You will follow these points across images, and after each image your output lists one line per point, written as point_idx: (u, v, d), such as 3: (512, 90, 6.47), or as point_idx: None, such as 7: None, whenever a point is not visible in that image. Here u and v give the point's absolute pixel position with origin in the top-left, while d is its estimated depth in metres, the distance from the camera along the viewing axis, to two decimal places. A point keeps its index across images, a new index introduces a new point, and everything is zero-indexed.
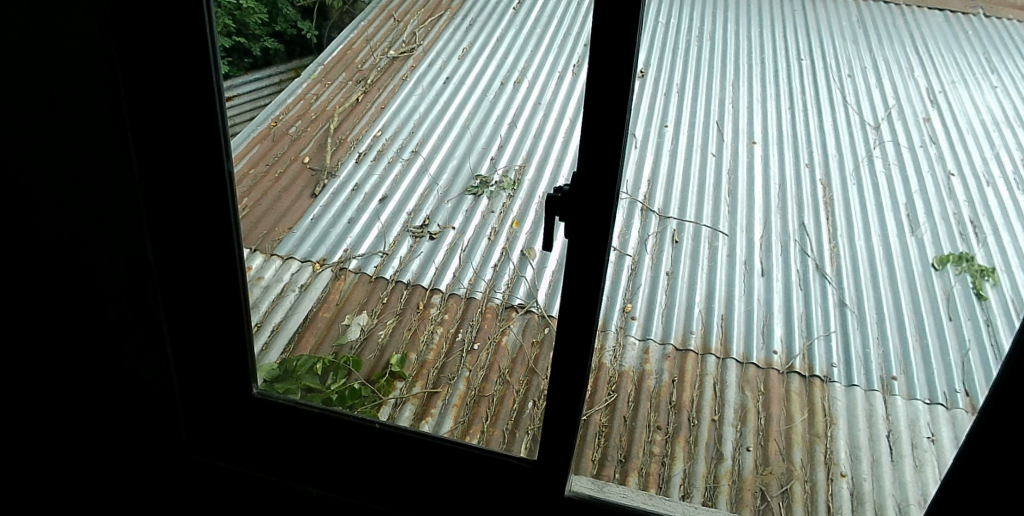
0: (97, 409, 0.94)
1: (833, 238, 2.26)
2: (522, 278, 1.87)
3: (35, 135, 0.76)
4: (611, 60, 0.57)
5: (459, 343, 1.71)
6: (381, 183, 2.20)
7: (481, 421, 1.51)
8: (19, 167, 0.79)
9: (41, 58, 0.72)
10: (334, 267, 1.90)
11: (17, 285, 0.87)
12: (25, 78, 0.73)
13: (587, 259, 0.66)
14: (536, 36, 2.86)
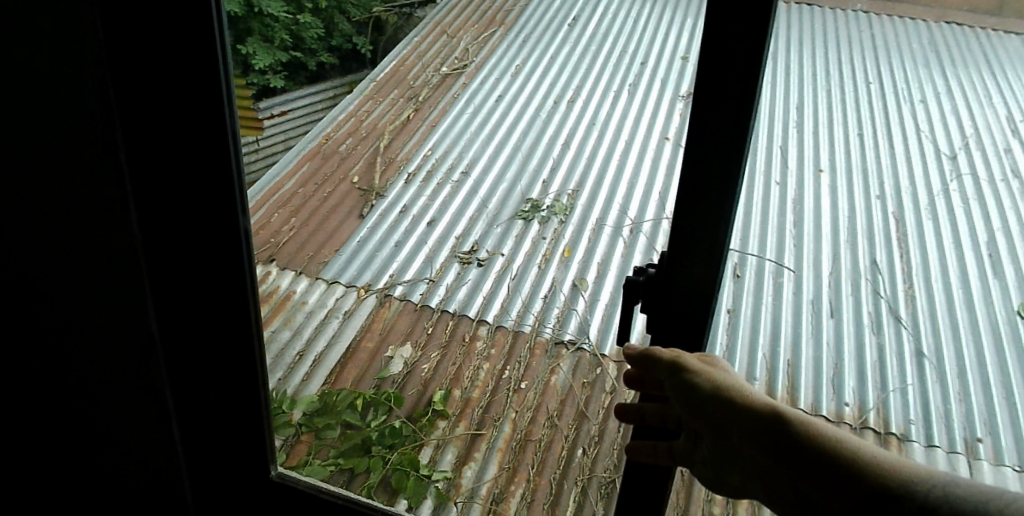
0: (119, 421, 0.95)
1: (907, 278, 2.09)
2: (574, 311, 1.77)
3: (57, 155, 0.76)
4: (715, 154, 0.57)
5: (504, 382, 1.61)
6: (430, 205, 2.13)
7: (526, 469, 1.40)
8: (41, 185, 0.79)
9: (67, 79, 0.72)
10: (379, 293, 1.84)
11: (38, 304, 0.87)
12: (52, 100, 0.73)
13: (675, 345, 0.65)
14: (591, 53, 2.77)
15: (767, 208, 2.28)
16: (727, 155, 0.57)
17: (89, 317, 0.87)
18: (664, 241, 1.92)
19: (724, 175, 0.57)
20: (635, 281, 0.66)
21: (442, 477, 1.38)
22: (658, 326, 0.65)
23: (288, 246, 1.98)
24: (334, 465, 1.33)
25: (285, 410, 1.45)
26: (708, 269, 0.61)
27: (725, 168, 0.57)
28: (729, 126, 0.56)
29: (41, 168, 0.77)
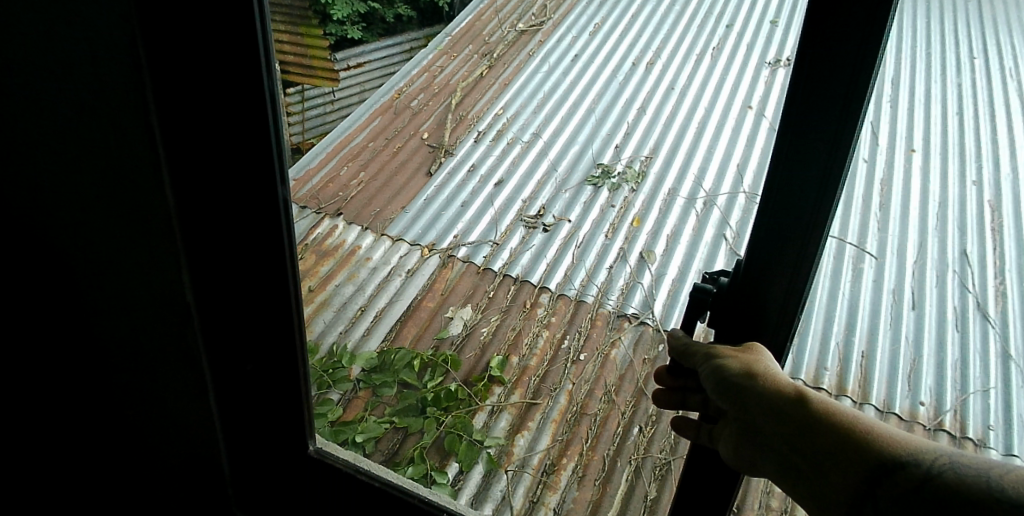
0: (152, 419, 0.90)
1: (1001, 271, 1.89)
2: (639, 284, 1.70)
3: (76, 145, 0.68)
4: (811, 154, 0.50)
5: (564, 350, 1.58)
6: (498, 166, 2.09)
7: (580, 442, 1.38)
8: (60, 175, 0.71)
9: (84, 64, 0.63)
10: (442, 253, 1.82)
11: (65, 297, 0.81)
12: (68, 84, 0.65)
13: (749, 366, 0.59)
14: (673, 11, 2.62)
15: (857, 186, 2.10)
16: (828, 157, 0.49)
17: (127, 316, 0.80)
18: (740, 216, 1.82)
19: (819, 180, 0.50)
20: (704, 293, 0.59)
21: (494, 443, 1.38)
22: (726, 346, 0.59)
23: (354, 201, 1.99)
24: (389, 423, 1.39)
25: (346, 363, 1.51)
26: (791, 287, 0.54)
27: (820, 172, 0.50)
28: (830, 124, 0.48)
29: (73, 155, 0.69)
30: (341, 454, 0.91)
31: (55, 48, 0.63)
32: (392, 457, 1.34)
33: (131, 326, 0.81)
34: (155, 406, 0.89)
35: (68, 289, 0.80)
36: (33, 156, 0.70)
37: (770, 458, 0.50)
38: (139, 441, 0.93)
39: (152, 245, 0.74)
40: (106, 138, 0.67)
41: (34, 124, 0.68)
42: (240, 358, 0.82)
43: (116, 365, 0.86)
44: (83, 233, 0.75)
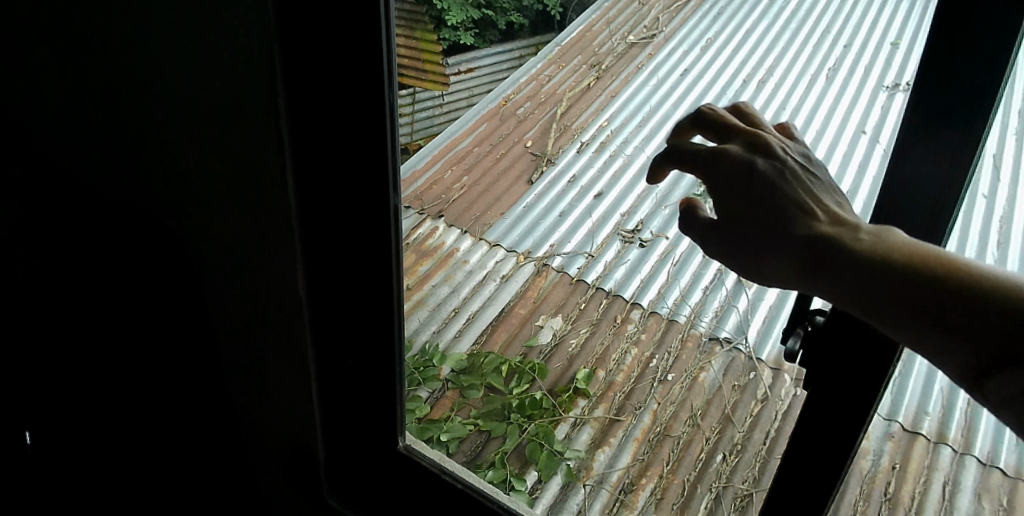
0: (277, 381, 1.05)
1: None
2: (734, 308, 1.62)
3: (231, 137, 0.82)
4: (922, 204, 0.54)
5: (651, 370, 1.58)
6: (598, 177, 2.08)
7: (660, 465, 1.36)
8: (219, 165, 0.85)
9: (240, 71, 0.76)
10: (537, 262, 1.88)
11: (220, 270, 0.97)
12: (229, 90, 0.78)
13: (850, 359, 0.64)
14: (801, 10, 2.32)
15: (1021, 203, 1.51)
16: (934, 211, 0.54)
17: (267, 288, 0.95)
18: None
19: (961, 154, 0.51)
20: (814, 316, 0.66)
21: (574, 456, 1.39)
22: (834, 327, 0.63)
23: (456, 205, 2.06)
24: (473, 425, 1.43)
25: (436, 363, 1.56)
26: None
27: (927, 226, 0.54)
28: (966, 106, 0.50)
29: (230, 146, 0.83)
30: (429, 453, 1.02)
31: (233, 58, 0.76)
32: (474, 458, 1.37)
33: (273, 293, 0.95)
34: (284, 370, 1.03)
35: (227, 260, 0.95)
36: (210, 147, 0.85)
37: (811, 241, 0.49)
38: (271, 395, 1.07)
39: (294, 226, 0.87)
40: (265, 135, 0.80)
41: (211, 118, 0.82)
42: (358, 329, 0.94)
43: (258, 327, 1.00)
44: (243, 212, 0.89)
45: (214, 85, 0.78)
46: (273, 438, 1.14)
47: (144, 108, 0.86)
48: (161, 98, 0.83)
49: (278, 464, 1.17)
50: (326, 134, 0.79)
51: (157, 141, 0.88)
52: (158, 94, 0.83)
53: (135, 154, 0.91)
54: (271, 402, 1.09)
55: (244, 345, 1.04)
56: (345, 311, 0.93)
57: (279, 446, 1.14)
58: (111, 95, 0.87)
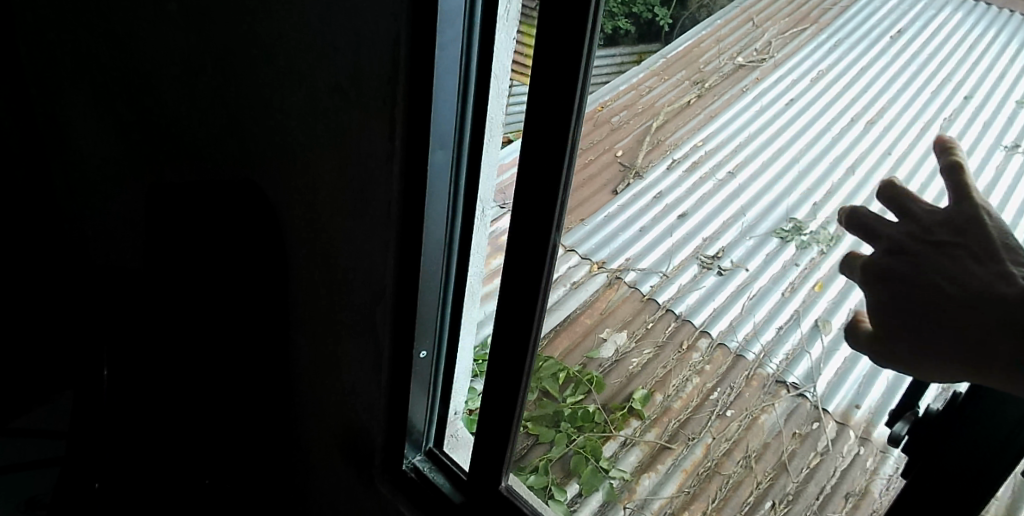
0: (352, 359, 1.05)
1: None
2: (806, 353, 1.44)
3: (348, 109, 0.82)
4: None
5: (711, 403, 1.56)
6: (683, 197, 2.02)
7: (707, 500, 1.42)
8: (333, 134, 0.86)
9: (366, 43, 0.76)
10: (610, 273, 1.93)
11: (317, 238, 0.98)
12: (354, 61, 0.78)
13: (962, 451, 0.61)
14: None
15: None
16: None
17: (357, 263, 0.94)
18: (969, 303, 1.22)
19: None
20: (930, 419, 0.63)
21: (619, 476, 1.43)
22: (952, 421, 0.61)
23: None
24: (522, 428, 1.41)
25: None
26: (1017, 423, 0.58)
27: None
28: None
29: (345, 116, 0.83)
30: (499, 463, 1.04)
31: (365, 43, 0.77)
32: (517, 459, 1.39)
33: (354, 276, 0.96)
34: (358, 348, 1.02)
35: (320, 235, 0.97)
36: (325, 124, 0.86)
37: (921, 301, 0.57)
38: (338, 368, 1.09)
39: (397, 208, 0.85)
40: (382, 120, 0.80)
41: (333, 88, 0.83)
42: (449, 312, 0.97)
43: (337, 302, 1.02)
44: (344, 190, 0.90)
45: (342, 56, 0.79)
46: (336, 410, 1.15)
47: (274, 72, 0.88)
48: (290, 64, 0.86)
49: (339, 439, 1.18)
50: (446, 123, 0.78)
51: (279, 113, 0.92)
52: (288, 69, 0.87)
53: (261, 121, 0.96)
54: (340, 375, 1.10)
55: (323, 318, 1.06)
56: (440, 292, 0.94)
57: (342, 421, 1.15)
58: (249, 63, 0.92)
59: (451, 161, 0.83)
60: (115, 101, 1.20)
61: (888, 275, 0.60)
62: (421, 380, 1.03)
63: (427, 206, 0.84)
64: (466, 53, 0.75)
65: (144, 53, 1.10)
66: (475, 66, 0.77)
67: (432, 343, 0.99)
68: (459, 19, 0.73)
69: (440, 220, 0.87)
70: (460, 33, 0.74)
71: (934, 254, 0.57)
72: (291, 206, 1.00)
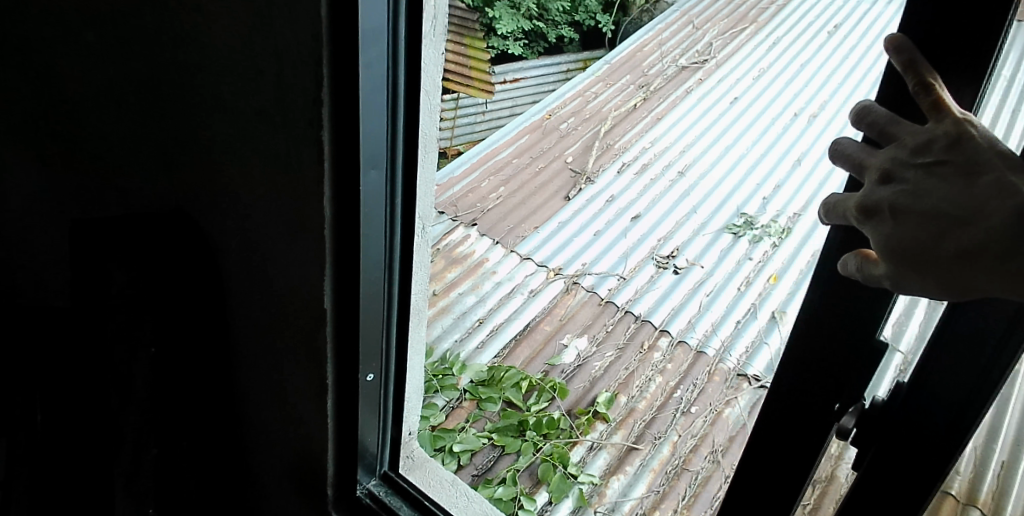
0: (288, 409, 0.93)
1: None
2: (765, 344, 1.59)
3: (267, 127, 0.73)
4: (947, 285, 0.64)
5: (675, 401, 1.52)
6: (636, 199, 2.05)
7: (676, 499, 1.33)
8: (257, 154, 0.77)
9: (280, 52, 0.67)
10: (567, 279, 1.81)
11: (246, 269, 0.88)
12: (269, 72, 0.69)
13: (914, 453, 0.51)
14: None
15: None
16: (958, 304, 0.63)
17: (287, 298, 0.83)
18: None
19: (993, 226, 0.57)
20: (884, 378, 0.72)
21: (588, 481, 1.35)
22: (903, 414, 0.50)
23: (492, 212, 2.05)
24: (487, 439, 1.44)
25: (457, 372, 1.55)
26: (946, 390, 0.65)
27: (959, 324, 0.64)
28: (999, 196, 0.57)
29: (265, 134, 0.74)
30: (465, 488, 1.02)
31: (286, 57, 0.67)
32: (484, 473, 1.39)
33: (290, 315, 0.84)
34: (295, 393, 0.91)
35: (254, 272, 0.87)
36: (252, 148, 0.77)
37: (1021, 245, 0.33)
38: (276, 421, 0.97)
39: (329, 233, 0.74)
40: (307, 141, 0.69)
41: (251, 104, 0.73)
42: (397, 346, 0.87)
43: (274, 348, 0.90)
44: (274, 219, 0.79)
45: (257, 67, 0.70)
46: (277, 461, 1.02)
47: (192, 91, 0.80)
48: (207, 80, 0.77)
49: (283, 493, 1.05)
50: (374, 140, 0.70)
51: (208, 138, 0.82)
52: (211, 90, 0.77)
53: (187, 150, 0.86)
54: (279, 425, 0.97)
55: (259, 364, 0.95)
56: (384, 323, 0.83)
57: (284, 475, 1.02)
58: (174, 86, 0.82)
59: (384, 180, 0.73)
60: (32, 132, 1.10)
61: (885, 207, 0.37)
62: (370, 421, 0.90)
63: (363, 230, 0.74)
64: (393, 65, 0.66)
65: (53, 80, 1.00)
66: (405, 82, 0.68)
67: (378, 365, 0.86)
68: (385, 32, 0.64)
69: (375, 244, 0.77)
70: (385, 50, 0.65)
71: (938, 169, 0.36)
72: (220, 238, 0.90)
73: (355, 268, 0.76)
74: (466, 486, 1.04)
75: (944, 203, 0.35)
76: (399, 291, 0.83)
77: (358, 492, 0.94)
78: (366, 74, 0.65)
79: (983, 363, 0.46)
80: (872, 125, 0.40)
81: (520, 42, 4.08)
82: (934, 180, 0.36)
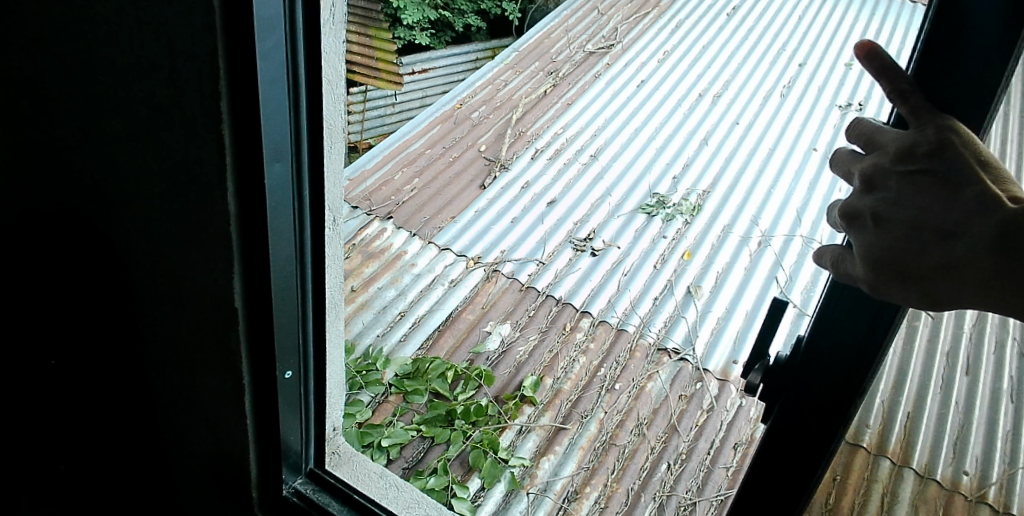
0: (204, 415, 0.89)
1: None
2: (682, 318, 1.66)
3: (161, 120, 0.70)
4: None
5: (599, 379, 1.55)
6: (551, 184, 2.08)
7: (606, 473, 1.38)
8: (152, 149, 0.73)
9: (170, 41, 0.64)
10: (487, 267, 1.82)
11: (147, 272, 0.84)
12: (160, 62, 0.66)
13: (822, 401, 0.54)
14: (766, 22, 2.82)
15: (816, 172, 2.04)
16: None
17: (194, 299, 0.80)
18: (794, 259, 1.77)
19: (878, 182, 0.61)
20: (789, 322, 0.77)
21: (519, 463, 1.38)
22: (811, 363, 0.53)
23: (406, 205, 2.03)
24: (415, 431, 1.44)
25: (380, 367, 1.53)
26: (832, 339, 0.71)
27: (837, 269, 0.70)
28: None
29: (160, 128, 0.70)
30: (392, 479, 1.01)
31: (177, 49, 0.64)
32: (415, 465, 1.40)
33: (200, 317, 0.81)
34: (210, 398, 0.87)
35: (158, 276, 0.83)
36: (147, 147, 0.73)
37: (1002, 258, 0.38)
38: (192, 430, 0.93)
39: (235, 229, 0.71)
40: (206, 136, 0.66)
41: (142, 96, 0.70)
42: (315, 343, 0.85)
43: (185, 352, 0.86)
44: (176, 219, 0.76)
45: (147, 57, 0.67)
46: (194, 470, 0.98)
47: (75, 84, 0.75)
48: (91, 72, 0.73)
49: (201, 502, 1.00)
50: (277, 132, 0.67)
51: (97, 138, 0.78)
52: (96, 83, 0.73)
53: (72, 152, 0.81)
54: (195, 432, 0.93)
55: (170, 372, 0.91)
56: (300, 320, 0.81)
57: (203, 483, 0.98)
58: (54, 84, 0.77)
59: (290, 172, 0.71)
60: None
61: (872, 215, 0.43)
62: (291, 420, 0.88)
63: (271, 226, 0.72)
64: (292, 55, 0.64)
65: None
66: (305, 71, 0.66)
67: (296, 362, 0.84)
68: (282, 22, 0.62)
69: (285, 240, 0.74)
70: (283, 39, 0.63)
71: (917, 183, 0.41)
72: (114, 241, 0.85)
73: (265, 264, 0.73)
74: (393, 478, 1.03)
75: (927, 214, 0.40)
76: (313, 286, 0.81)
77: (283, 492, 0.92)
78: (264, 64, 0.62)
79: (878, 308, 0.49)
80: (867, 134, 0.44)
81: (426, 31, 4.10)
82: (916, 187, 0.41)
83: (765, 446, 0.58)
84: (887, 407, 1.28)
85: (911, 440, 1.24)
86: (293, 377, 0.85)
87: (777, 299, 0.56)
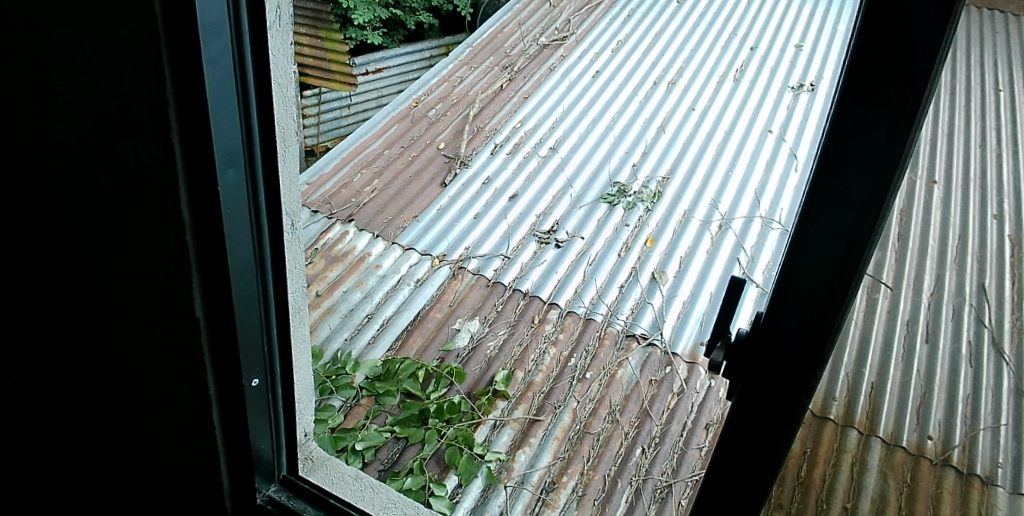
0: (170, 430, 0.88)
1: (1007, 193, 1.74)
2: (648, 304, 1.69)
3: (104, 130, 0.68)
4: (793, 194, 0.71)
5: (570, 369, 1.57)
6: (512, 179, 2.08)
7: (581, 462, 1.39)
8: (95, 161, 0.71)
9: (111, 50, 0.62)
10: (452, 264, 1.82)
11: (99, 288, 0.81)
12: (101, 71, 0.64)
13: (777, 376, 0.55)
14: (715, 7, 2.87)
15: (769, 153, 2.08)
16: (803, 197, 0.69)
17: (152, 313, 0.78)
18: (754, 240, 1.81)
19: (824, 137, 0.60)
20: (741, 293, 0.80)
21: (495, 458, 1.38)
22: (764, 341, 0.55)
23: (368, 207, 2.01)
24: (389, 432, 1.43)
25: (350, 371, 1.52)
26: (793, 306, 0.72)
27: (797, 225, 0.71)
28: None
29: (104, 139, 0.68)
30: (367, 481, 1.01)
31: (119, 57, 0.62)
32: (391, 466, 1.40)
33: (160, 329, 0.79)
34: (175, 412, 0.85)
35: (110, 289, 0.81)
36: (90, 160, 0.71)
37: None
38: (156, 446, 0.91)
39: (191, 238, 0.70)
40: (156, 144, 0.65)
41: (82, 107, 0.68)
42: (282, 350, 0.84)
43: (146, 367, 0.84)
44: (128, 230, 0.74)
45: (86, 67, 0.65)
46: (161, 487, 0.96)
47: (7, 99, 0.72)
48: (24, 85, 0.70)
49: None
50: (229, 139, 0.66)
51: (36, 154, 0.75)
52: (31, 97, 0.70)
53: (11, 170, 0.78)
54: (161, 448, 0.91)
55: (129, 389, 0.89)
56: (265, 327, 0.80)
57: (172, 499, 0.96)
58: None
59: (246, 179, 0.70)
60: None
61: None
62: (261, 429, 0.86)
63: (229, 233, 0.71)
64: (240, 60, 0.63)
65: None
66: (255, 77, 0.65)
67: (264, 369, 0.82)
68: (227, 27, 0.60)
69: (244, 247, 0.73)
70: (229, 43, 0.61)
71: None
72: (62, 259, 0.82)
73: (225, 271, 0.72)
74: (367, 481, 1.03)
75: None
76: (275, 294, 0.79)
77: (257, 500, 0.90)
78: (212, 70, 0.61)
79: (832, 280, 0.50)
80: None
81: (379, 31, 4.06)
82: None
83: (733, 422, 0.59)
84: (852, 379, 1.30)
85: (877, 409, 1.28)
86: (262, 385, 0.84)
87: (735, 278, 0.57)
